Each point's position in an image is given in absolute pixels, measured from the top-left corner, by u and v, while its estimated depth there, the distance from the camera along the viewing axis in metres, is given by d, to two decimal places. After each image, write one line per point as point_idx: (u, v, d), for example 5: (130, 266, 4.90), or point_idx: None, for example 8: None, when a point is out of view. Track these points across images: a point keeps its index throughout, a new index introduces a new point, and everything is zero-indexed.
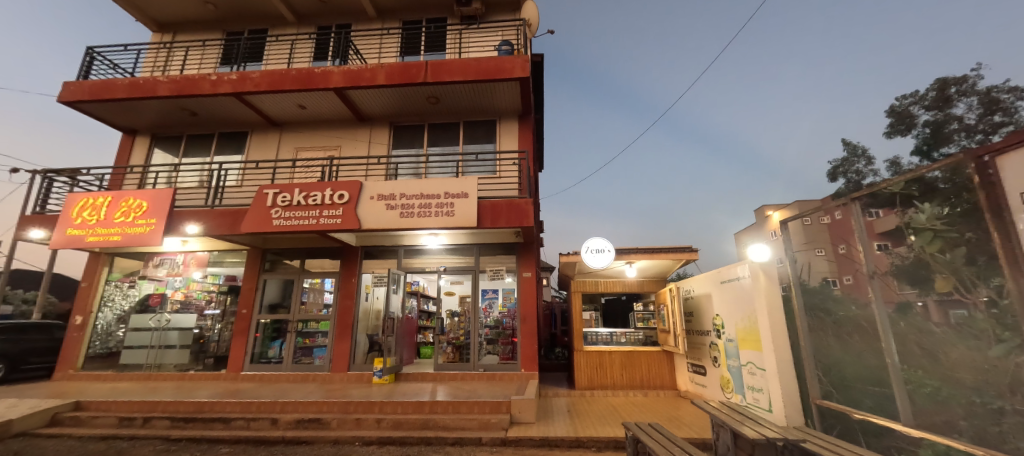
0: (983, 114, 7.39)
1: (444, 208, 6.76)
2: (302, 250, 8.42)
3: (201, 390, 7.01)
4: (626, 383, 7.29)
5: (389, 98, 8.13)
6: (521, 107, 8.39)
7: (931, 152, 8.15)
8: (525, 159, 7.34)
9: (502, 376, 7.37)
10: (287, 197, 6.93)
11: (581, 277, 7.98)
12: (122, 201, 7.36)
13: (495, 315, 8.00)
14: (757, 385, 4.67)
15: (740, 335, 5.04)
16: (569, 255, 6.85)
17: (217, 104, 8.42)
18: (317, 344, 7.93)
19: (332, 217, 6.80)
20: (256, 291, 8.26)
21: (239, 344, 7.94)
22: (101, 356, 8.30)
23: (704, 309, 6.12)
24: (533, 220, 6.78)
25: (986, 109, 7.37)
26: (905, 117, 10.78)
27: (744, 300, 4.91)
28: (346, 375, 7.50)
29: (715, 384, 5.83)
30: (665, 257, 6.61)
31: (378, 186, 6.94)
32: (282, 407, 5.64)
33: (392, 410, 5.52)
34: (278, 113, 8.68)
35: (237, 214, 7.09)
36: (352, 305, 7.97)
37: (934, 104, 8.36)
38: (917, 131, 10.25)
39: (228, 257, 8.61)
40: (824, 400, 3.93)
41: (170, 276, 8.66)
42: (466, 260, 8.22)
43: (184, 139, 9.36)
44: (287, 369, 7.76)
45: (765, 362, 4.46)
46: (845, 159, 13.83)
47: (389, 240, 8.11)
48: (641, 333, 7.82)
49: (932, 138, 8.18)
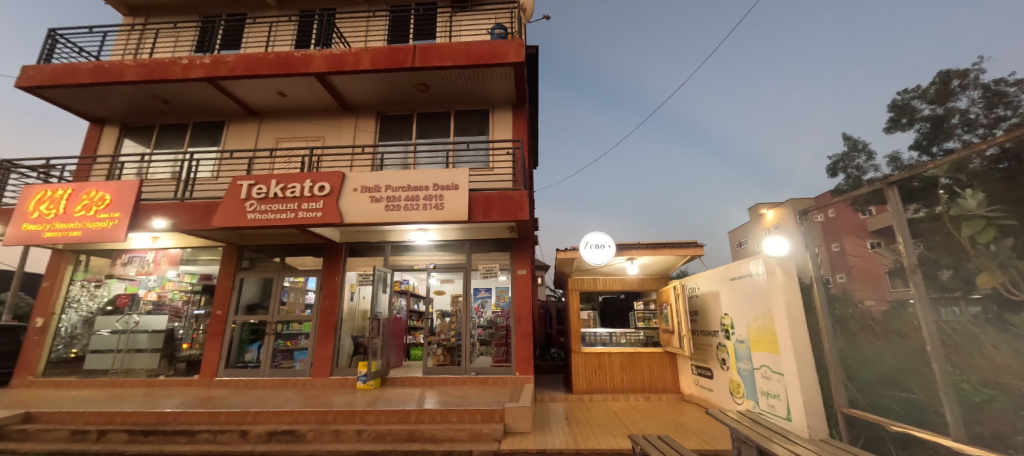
0: (985, 108, 7.10)
1: (432, 201, 6.28)
2: (283, 247, 7.90)
3: (169, 398, 6.46)
4: (626, 386, 6.90)
5: (375, 85, 7.64)
6: (516, 96, 7.95)
7: (930, 147, 7.96)
8: (519, 149, 6.89)
9: (495, 380, 6.93)
10: (263, 189, 6.42)
11: (579, 275, 7.56)
12: (84, 194, 6.79)
13: (488, 315, 7.55)
14: (773, 391, 4.29)
15: (752, 336, 4.67)
16: (567, 250, 6.42)
17: (190, 90, 7.85)
18: (298, 347, 7.44)
19: (312, 211, 6.30)
20: (231, 291, 7.72)
21: (213, 347, 7.39)
22: (64, 362, 7.69)
23: (711, 308, 5.75)
24: (528, 213, 6.33)
25: (989, 103, 7.09)
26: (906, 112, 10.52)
27: (758, 298, 4.53)
28: (328, 380, 7.01)
29: (723, 389, 5.45)
30: (669, 253, 6.21)
31: (361, 177, 6.45)
32: (254, 417, 5.16)
33: (375, 419, 5.06)
34: (257, 101, 8.16)
35: (209, 207, 6.55)
36: (336, 305, 7.48)
37: (936, 97, 8.09)
38: (919, 126, 10.03)
39: (203, 255, 8.06)
40: (852, 409, 3.57)
41: (141, 275, 8.07)
42: (457, 257, 7.76)
43: (156, 129, 8.78)
44: (264, 374, 7.26)
45: (782, 366, 4.08)
46: (846, 153, 13.59)
47: (375, 235, 7.69)
48: (642, 333, 7.42)
49: (931, 132, 7.97)
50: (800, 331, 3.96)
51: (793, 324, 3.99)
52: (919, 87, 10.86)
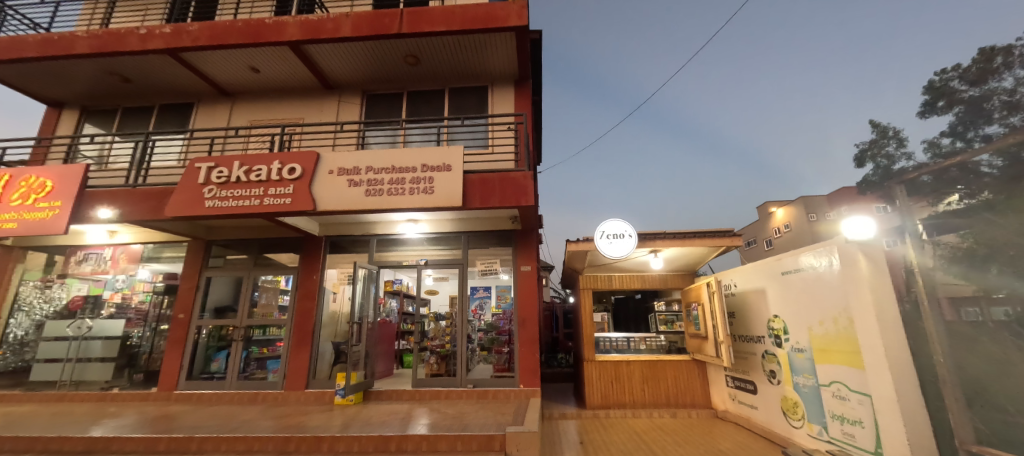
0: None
1: (421, 185, 5.35)
2: (255, 242, 7.00)
3: (116, 417, 5.54)
4: (649, 401, 5.94)
5: (357, 57, 6.72)
6: (520, 71, 7.02)
7: (966, 131, 9.13)
8: (524, 125, 5.93)
9: (496, 394, 5.96)
10: (224, 172, 5.50)
11: (591, 272, 6.63)
12: (22, 180, 5.91)
13: (488, 318, 6.79)
14: (852, 415, 3.34)
15: (819, 344, 3.70)
16: (579, 242, 5.45)
17: (152, 66, 6.97)
18: (273, 355, 6.54)
19: (280, 197, 5.37)
20: (196, 292, 6.80)
21: (174, 357, 6.47)
22: (8, 372, 6.78)
23: (754, 309, 4.81)
24: (534, 198, 5.37)
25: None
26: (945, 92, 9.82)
27: (827, 297, 3.58)
28: (303, 394, 6.08)
29: (772, 407, 4.50)
30: (700, 244, 5.22)
31: (338, 158, 5.54)
32: (200, 445, 4.26)
33: (346, 447, 4.13)
34: (229, 79, 7.29)
35: (163, 194, 5.62)
36: (313, 307, 6.56)
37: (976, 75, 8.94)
38: (959, 109, 9.20)
39: (167, 252, 7.19)
40: (983, 446, 2.62)
41: (96, 274, 7.16)
42: (451, 252, 6.79)
43: (119, 112, 7.91)
44: (232, 387, 6.30)
45: (872, 386, 3.10)
46: (874, 141, 12.71)
47: (359, 228, 6.79)
48: (663, 338, 6.48)
49: (969, 116, 9.05)
50: (895, 338, 3.01)
51: (886, 330, 3.03)
52: (958, 66, 9.98)
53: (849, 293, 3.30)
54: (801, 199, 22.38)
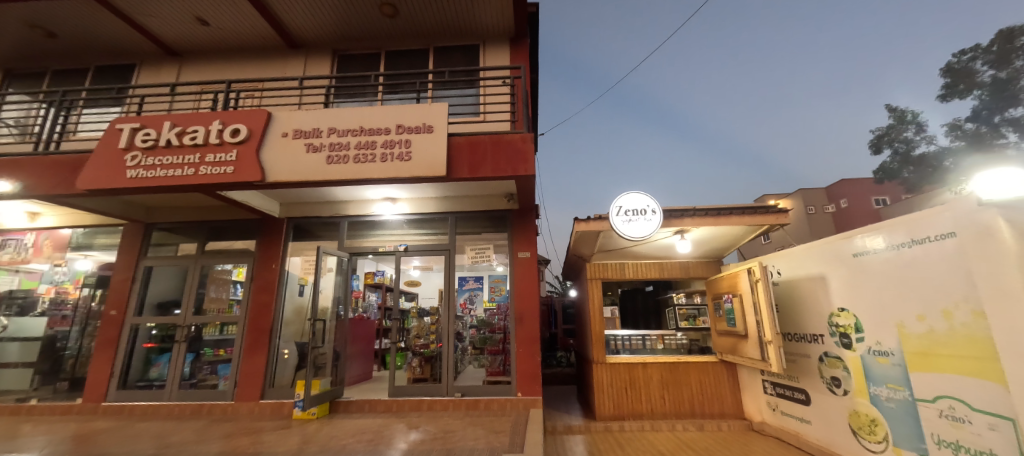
0: None
1: (396, 149, 4.34)
2: (204, 226, 5.96)
3: (20, 436, 4.50)
4: (669, 409, 5.05)
5: (323, 5, 5.63)
6: (516, 25, 5.99)
7: (990, 116, 8.82)
8: (522, 81, 4.94)
9: (489, 404, 5.00)
10: (151, 134, 4.46)
11: (601, 260, 5.70)
12: None
13: (479, 313, 5.73)
14: (973, 444, 2.42)
15: (916, 347, 2.80)
16: (590, 220, 4.48)
17: (77, 15, 5.82)
18: (223, 358, 5.50)
19: (220, 165, 4.33)
20: (132, 285, 5.75)
21: (103, 361, 5.44)
22: None
23: (809, 302, 3.91)
24: (534, 166, 4.39)
25: None
26: (965, 76, 9.27)
27: (936, 285, 2.64)
28: (257, 406, 5.09)
29: (834, 423, 3.60)
30: (737, 222, 4.31)
31: (294, 118, 4.52)
32: None
33: None
34: (174, 34, 6.18)
35: (77, 163, 4.56)
36: (271, 301, 5.55)
37: None
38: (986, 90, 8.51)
39: (100, 238, 6.13)
40: None
41: (13, 264, 6.04)
42: (435, 237, 5.79)
43: (48, 76, 6.77)
44: (171, 398, 5.29)
45: (1019, 409, 2.17)
46: (891, 127, 11.85)
47: (327, 208, 5.79)
48: (684, 336, 5.60)
49: None
50: None
51: None
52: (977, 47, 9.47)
53: (981, 278, 2.35)
54: (800, 191, 21.72)
